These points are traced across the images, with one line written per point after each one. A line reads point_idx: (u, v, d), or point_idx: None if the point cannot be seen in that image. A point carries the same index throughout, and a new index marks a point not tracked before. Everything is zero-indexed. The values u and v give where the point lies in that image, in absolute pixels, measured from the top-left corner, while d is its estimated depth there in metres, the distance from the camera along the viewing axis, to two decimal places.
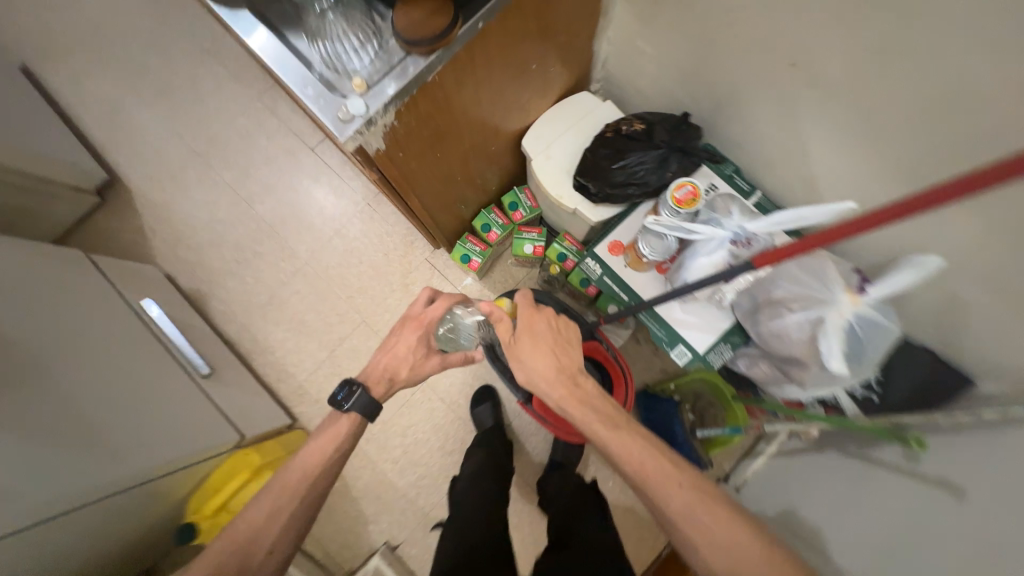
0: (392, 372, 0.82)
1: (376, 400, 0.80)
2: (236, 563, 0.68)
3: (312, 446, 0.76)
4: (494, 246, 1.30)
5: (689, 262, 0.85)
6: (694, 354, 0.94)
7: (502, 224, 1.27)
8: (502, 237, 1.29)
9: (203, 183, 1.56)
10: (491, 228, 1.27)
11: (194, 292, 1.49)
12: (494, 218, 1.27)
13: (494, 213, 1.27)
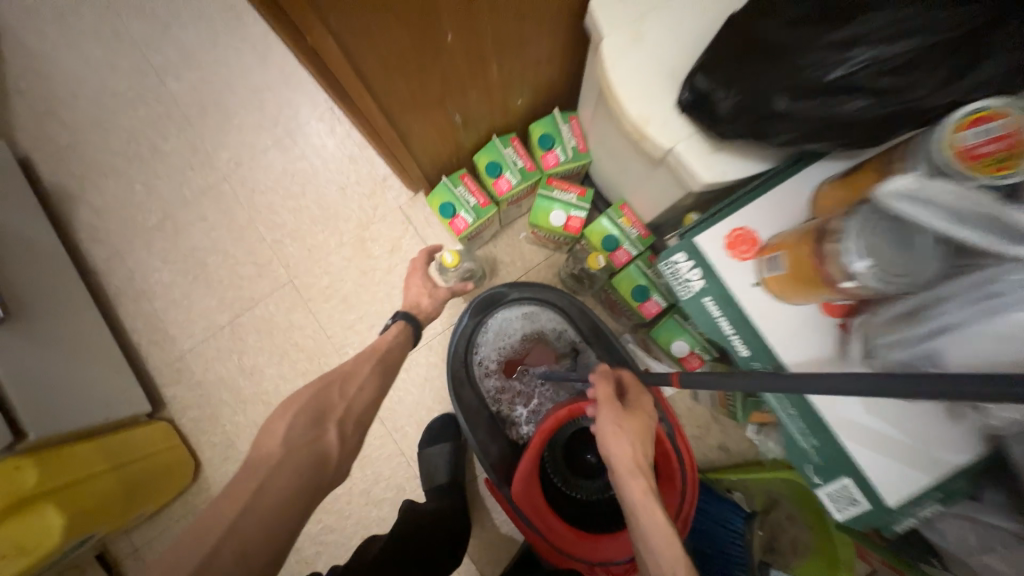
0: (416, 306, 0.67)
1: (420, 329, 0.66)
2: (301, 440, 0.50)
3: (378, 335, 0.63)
4: (502, 204, 0.79)
5: (962, 323, 0.38)
6: (870, 499, 0.49)
7: (522, 168, 0.75)
8: (518, 192, 0.77)
9: (101, 33, 1.06)
10: (502, 172, 0.75)
11: (55, 190, 1.01)
12: (511, 156, 0.75)
13: (512, 148, 0.76)
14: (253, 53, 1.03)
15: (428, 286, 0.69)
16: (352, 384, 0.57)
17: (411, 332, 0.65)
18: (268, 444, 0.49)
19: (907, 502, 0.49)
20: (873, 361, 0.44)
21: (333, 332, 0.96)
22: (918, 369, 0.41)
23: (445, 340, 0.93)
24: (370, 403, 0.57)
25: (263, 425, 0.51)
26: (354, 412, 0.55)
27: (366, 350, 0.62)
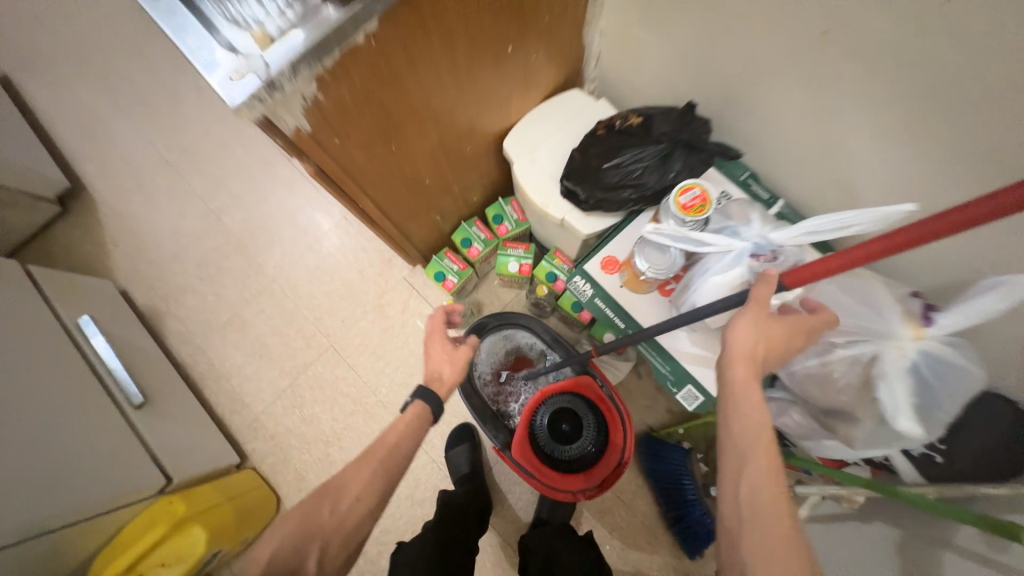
0: (438, 373, 0.78)
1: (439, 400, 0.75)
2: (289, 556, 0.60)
3: (390, 426, 0.71)
4: (476, 264, 1.15)
5: (699, 282, 0.69)
6: (707, 399, 0.77)
7: (484, 239, 1.12)
8: (485, 254, 1.14)
9: (173, 194, 1.47)
10: (472, 243, 1.12)
11: (149, 310, 1.36)
12: (476, 232, 1.12)
13: (476, 226, 1.13)
14: (285, 189, 1.44)
15: (446, 353, 0.80)
16: (347, 494, 0.65)
17: (428, 411, 0.74)
18: (261, 560, 0.60)
19: None
20: None
21: (369, 379, 1.28)
22: None
23: None
24: (362, 516, 0.64)
25: (264, 537, 0.62)
26: (340, 535, 0.63)
27: (370, 453, 0.69)
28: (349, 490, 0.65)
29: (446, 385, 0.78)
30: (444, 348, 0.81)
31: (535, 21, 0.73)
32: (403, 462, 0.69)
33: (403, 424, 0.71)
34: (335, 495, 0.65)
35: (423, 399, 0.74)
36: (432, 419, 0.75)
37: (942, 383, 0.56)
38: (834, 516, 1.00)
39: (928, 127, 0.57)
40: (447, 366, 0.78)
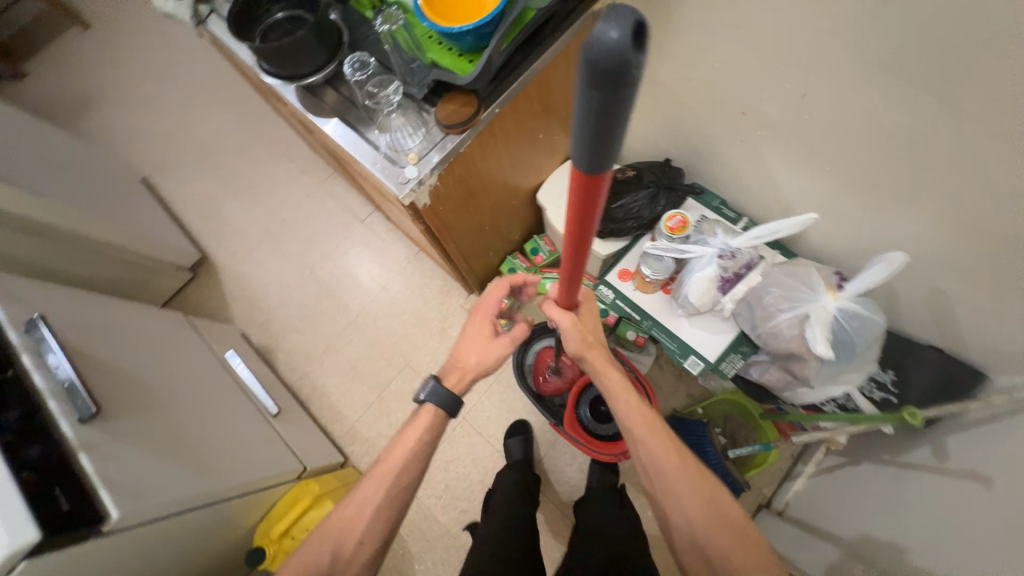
0: (462, 362, 0.86)
1: (453, 396, 0.84)
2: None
3: (389, 455, 0.83)
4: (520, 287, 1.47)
5: (688, 279, 0.99)
6: (707, 363, 1.02)
7: (525, 267, 1.45)
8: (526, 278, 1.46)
9: (275, 255, 1.86)
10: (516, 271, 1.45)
11: (264, 346, 1.72)
12: (518, 262, 1.46)
13: (518, 258, 1.47)
14: (362, 244, 1.82)
15: (475, 347, 0.87)
16: (351, 536, 0.79)
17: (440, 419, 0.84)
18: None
19: (724, 361, 1.02)
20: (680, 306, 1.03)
21: None
22: (683, 305, 1.02)
23: (507, 374, 1.55)
24: (369, 551, 0.78)
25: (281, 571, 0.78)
26: (352, 564, 0.78)
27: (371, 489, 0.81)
28: (353, 531, 0.79)
29: (466, 374, 0.86)
30: (482, 336, 0.88)
31: (558, 116, 1.07)
32: (401, 496, 0.82)
33: (409, 443, 0.83)
34: (338, 539, 0.79)
35: (437, 395, 0.83)
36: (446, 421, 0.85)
37: (852, 327, 0.86)
38: (834, 466, 1.23)
39: (823, 165, 0.87)
40: (473, 357, 0.86)
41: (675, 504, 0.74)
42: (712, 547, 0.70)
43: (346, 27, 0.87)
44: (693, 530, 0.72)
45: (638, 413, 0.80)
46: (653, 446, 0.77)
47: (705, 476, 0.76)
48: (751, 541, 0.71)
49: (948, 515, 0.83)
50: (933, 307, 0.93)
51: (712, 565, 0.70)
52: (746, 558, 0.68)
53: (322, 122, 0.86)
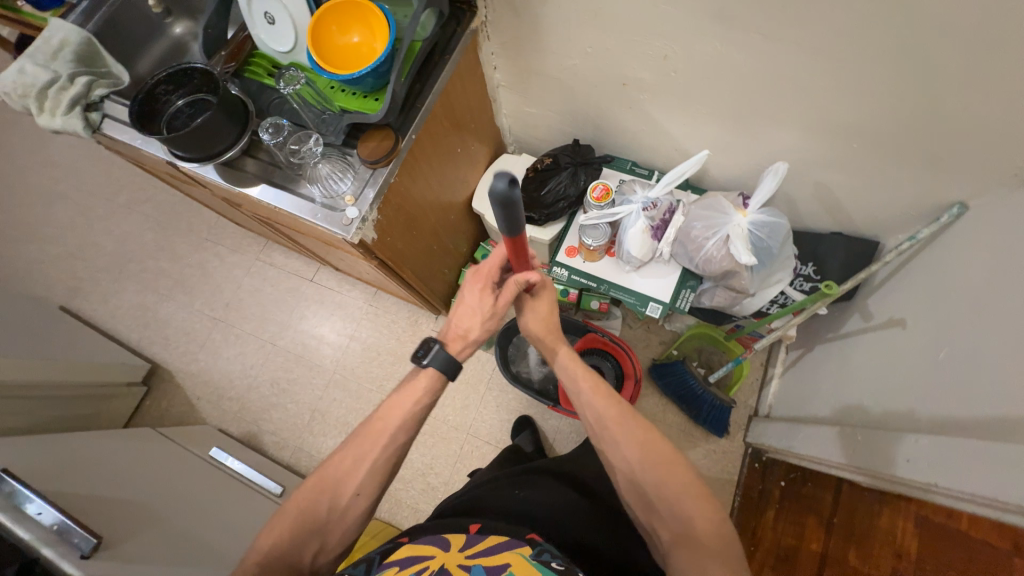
0: (464, 330, 0.82)
1: (454, 360, 0.81)
2: (302, 535, 0.72)
3: (390, 403, 0.80)
4: None
5: (625, 237, 1.10)
6: (665, 305, 1.14)
7: None
8: None
9: (229, 341, 1.80)
10: None
11: (246, 434, 1.66)
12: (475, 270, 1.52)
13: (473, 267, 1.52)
14: (318, 302, 1.80)
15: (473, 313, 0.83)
16: (347, 488, 0.75)
17: (437, 378, 0.81)
18: (259, 552, 0.71)
19: (679, 298, 1.14)
20: (627, 263, 1.13)
21: (437, 414, 1.58)
22: (629, 262, 1.13)
23: (497, 378, 1.60)
24: (362, 509, 0.75)
25: (264, 531, 0.72)
26: (342, 521, 0.74)
27: (369, 438, 0.78)
28: (347, 485, 0.75)
29: (463, 341, 0.82)
30: (480, 304, 0.82)
31: (469, 128, 1.16)
32: (402, 448, 0.79)
33: (407, 402, 0.79)
34: (333, 491, 0.75)
35: (433, 366, 0.81)
36: (444, 385, 0.82)
37: (764, 234, 1.01)
38: (797, 359, 1.39)
39: (701, 111, 1.01)
40: (473, 322, 0.82)
41: (616, 448, 0.77)
42: (647, 483, 0.73)
43: (249, 97, 0.90)
44: (630, 471, 0.75)
45: (583, 377, 0.84)
46: (596, 403, 0.81)
47: (642, 424, 0.78)
48: (687, 475, 0.73)
49: (897, 367, 0.99)
50: (823, 200, 1.10)
51: (648, 498, 0.72)
52: (676, 484, 0.71)
53: (250, 189, 0.89)
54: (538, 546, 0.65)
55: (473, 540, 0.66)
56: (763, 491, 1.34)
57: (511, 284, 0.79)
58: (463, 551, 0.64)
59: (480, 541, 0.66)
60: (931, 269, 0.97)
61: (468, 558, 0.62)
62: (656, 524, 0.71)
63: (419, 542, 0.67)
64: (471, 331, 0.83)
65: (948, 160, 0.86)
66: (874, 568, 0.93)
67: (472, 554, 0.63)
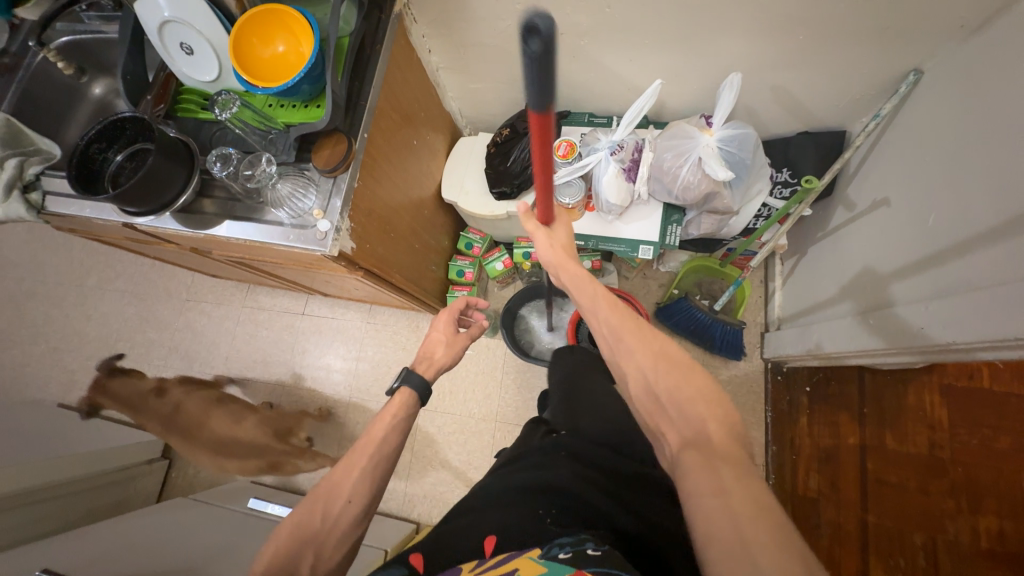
0: (430, 353, 0.93)
1: (428, 381, 0.88)
2: (300, 544, 0.69)
3: (376, 419, 0.80)
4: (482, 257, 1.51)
5: (601, 186, 1.08)
6: (655, 244, 1.13)
7: (480, 237, 1.47)
8: (486, 247, 1.49)
9: (238, 393, 1.77)
10: (473, 244, 1.48)
11: (280, 479, 1.65)
12: (472, 235, 1.48)
13: (471, 231, 1.48)
14: (316, 332, 1.77)
15: (437, 339, 0.96)
16: (338, 496, 0.72)
17: (418, 396, 0.86)
18: (258, 570, 0.66)
19: (667, 234, 1.13)
20: (612, 211, 1.12)
21: (462, 409, 1.58)
22: (610, 210, 1.11)
23: (511, 359, 1.60)
24: (354, 516, 0.72)
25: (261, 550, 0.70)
26: (336, 533, 0.71)
27: (362, 443, 0.78)
28: (340, 491, 0.73)
29: (433, 364, 0.92)
30: (444, 332, 0.96)
31: (419, 119, 1.13)
32: (391, 457, 0.78)
33: (386, 418, 0.81)
34: (326, 500, 0.72)
35: (410, 384, 0.85)
36: (417, 408, 0.86)
37: (735, 148, 1.00)
38: (793, 266, 1.41)
39: (644, 43, 0.99)
40: (440, 348, 0.94)
41: (627, 355, 0.68)
42: (658, 387, 0.64)
43: (188, 136, 0.87)
44: (641, 377, 0.66)
45: (601, 294, 0.74)
46: (608, 315, 0.72)
47: (662, 335, 0.68)
48: (702, 383, 0.63)
49: (889, 246, 1.00)
50: (784, 102, 1.09)
51: (658, 403, 0.64)
52: (689, 390, 0.62)
53: (215, 229, 0.86)
54: (548, 546, 0.60)
55: (484, 561, 0.62)
56: (792, 402, 1.36)
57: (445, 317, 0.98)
58: (473, 572, 0.59)
59: (492, 560, 0.61)
60: (902, 141, 0.98)
61: (476, 574, 0.58)
62: (666, 429, 0.62)
63: None
64: (436, 354, 0.94)
65: (896, 28, 0.85)
66: (914, 447, 0.98)
67: (482, 570, 0.59)
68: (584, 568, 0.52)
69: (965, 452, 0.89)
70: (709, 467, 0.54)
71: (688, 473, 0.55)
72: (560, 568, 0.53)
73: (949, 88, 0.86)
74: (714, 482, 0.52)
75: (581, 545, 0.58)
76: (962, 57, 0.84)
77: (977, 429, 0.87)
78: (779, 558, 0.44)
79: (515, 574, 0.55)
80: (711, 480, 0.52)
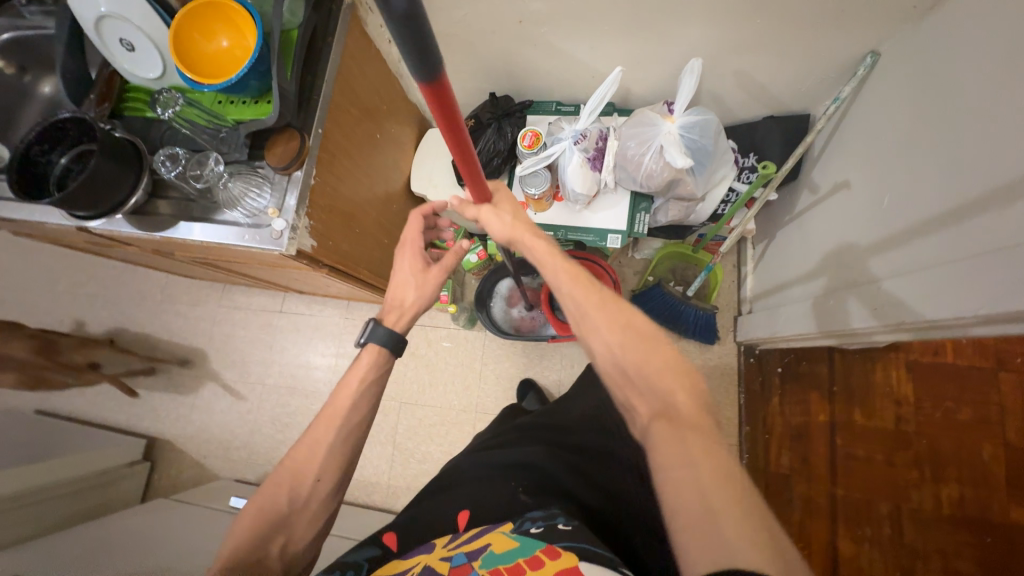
0: (399, 300, 0.86)
1: (396, 332, 0.83)
2: (270, 523, 0.70)
3: (342, 384, 0.79)
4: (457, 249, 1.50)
5: (566, 175, 1.07)
6: (623, 233, 1.13)
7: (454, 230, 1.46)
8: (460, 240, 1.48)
9: (218, 392, 1.76)
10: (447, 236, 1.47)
11: (263, 476, 1.66)
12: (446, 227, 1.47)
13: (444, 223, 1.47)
14: (294, 329, 1.76)
15: (403, 278, 0.88)
16: (306, 477, 0.73)
17: (388, 352, 0.82)
18: (224, 556, 0.66)
19: (635, 223, 1.13)
20: (579, 201, 1.11)
21: (442, 401, 1.59)
22: (577, 200, 1.11)
23: (490, 350, 1.60)
24: (325, 495, 0.73)
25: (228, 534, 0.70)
26: (305, 511, 0.72)
27: (324, 417, 0.76)
28: (308, 471, 0.73)
29: (405, 312, 0.86)
30: (412, 270, 0.88)
31: (381, 111, 1.10)
32: (358, 431, 0.78)
33: (353, 383, 0.79)
34: (292, 481, 0.72)
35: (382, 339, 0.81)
36: (389, 363, 0.84)
37: (696, 135, 1.00)
38: (764, 251, 1.42)
39: (604, 29, 0.98)
40: (410, 291, 0.87)
41: (594, 332, 0.67)
42: (625, 361, 0.64)
43: (136, 136, 0.85)
44: (609, 352, 0.66)
45: (560, 264, 0.73)
46: (571, 288, 0.70)
47: (627, 308, 0.68)
48: (672, 357, 0.63)
49: (849, 230, 1.01)
50: (747, 86, 1.08)
51: (629, 377, 0.64)
52: (657, 363, 0.62)
53: (170, 231, 0.85)
54: (519, 522, 0.66)
55: (456, 537, 0.67)
56: (764, 381, 1.39)
57: (405, 250, 0.90)
58: (447, 547, 0.65)
59: (464, 536, 0.67)
60: (862, 123, 0.98)
61: (450, 550, 0.63)
62: (636, 400, 0.63)
63: (407, 555, 0.67)
64: (405, 299, 0.87)
65: (848, 11, 0.85)
66: (880, 421, 1.05)
67: (455, 546, 0.64)
68: (556, 543, 0.57)
69: (929, 422, 0.99)
70: (676, 439, 0.55)
71: (658, 444, 0.57)
72: (529, 542, 0.59)
73: (904, 69, 0.86)
74: (684, 455, 0.54)
75: (551, 521, 0.64)
76: (915, 39, 0.84)
77: (942, 402, 0.99)
78: (742, 527, 0.46)
79: (490, 549, 0.60)
80: (680, 452, 0.54)
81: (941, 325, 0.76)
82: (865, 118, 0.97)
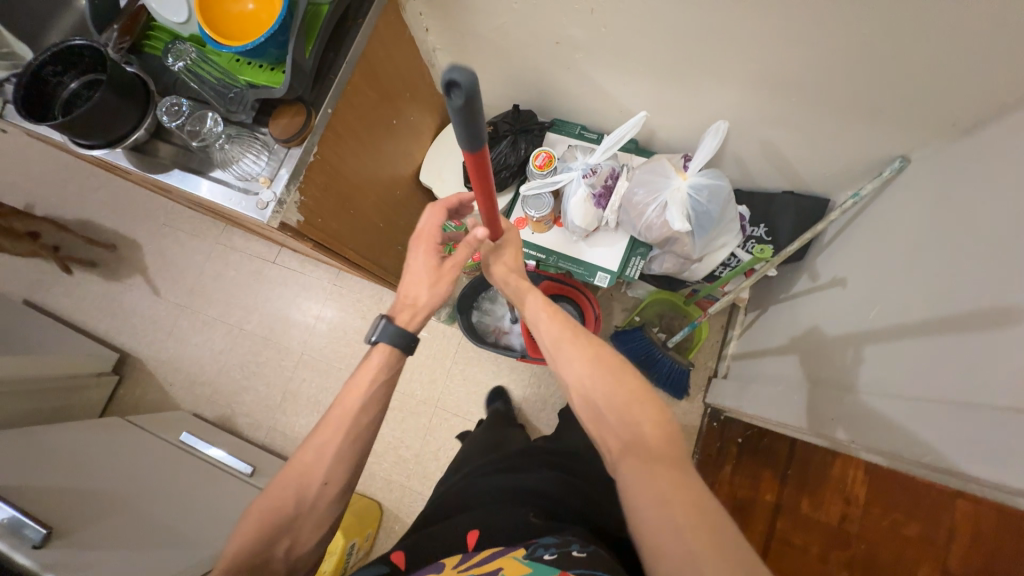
0: (412, 298, 0.82)
1: (407, 331, 0.80)
2: (279, 524, 0.69)
3: (353, 384, 0.76)
4: None
5: (568, 206, 1.06)
6: (613, 274, 1.12)
7: None
8: None
9: (197, 327, 1.79)
10: None
11: (220, 418, 1.69)
12: None
13: None
14: (282, 283, 1.78)
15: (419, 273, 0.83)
16: (314, 480, 0.71)
17: (398, 351, 0.80)
18: (232, 553, 0.67)
19: (628, 267, 1.12)
20: (575, 233, 1.10)
21: (406, 388, 1.60)
22: (574, 231, 1.10)
23: (464, 351, 1.61)
24: (330, 498, 0.72)
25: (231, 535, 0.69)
26: (313, 514, 0.71)
27: (333, 417, 0.73)
28: (314, 474, 0.71)
29: (417, 311, 0.82)
30: (426, 266, 0.82)
31: (402, 98, 1.09)
32: (365, 433, 0.75)
33: (364, 383, 0.76)
34: (300, 483, 0.71)
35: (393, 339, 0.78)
36: (400, 360, 0.81)
37: (704, 198, 0.98)
38: (754, 320, 1.40)
39: (639, 70, 0.96)
40: (423, 289, 0.82)
41: (567, 366, 0.71)
42: (597, 396, 0.67)
43: (149, 76, 0.85)
44: (580, 386, 0.69)
45: (542, 304, 0.79)
46: (550, 326, 0.76)
47: (597, 342, 0.72)
48: (638, 385, 0.66)
49: (835, 328, 0.98)
50: (772, 157, 1.05)
51: (599, 412, 0.66)
52: (623, 393, 0.65)
53: (164, 176, 0.86)
54: (531, 546, 0.61)
55: (466, 557, 0.63)
56: (721, 448, 1.39)
57: (421, 248, 0.83)
58: (455, 567, 0.61)
59: (476, 556, 0.62)
60: (875, 225, 0.95)
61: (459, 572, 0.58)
62: (606, 435, 0.65)
63: (414, 573, 0.65)
64: (418, 298, 0.82)
65: (886, 111, 0.82)
66: (825, 514, 0.97)
67: (465, 567, 0.60)
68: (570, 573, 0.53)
69: (871, 528, 0.85)
70: (649, 480, 0.56)
71: (632, 484, 0.57)
72: (543, 569, 0.54)
73: (928, 183, 0.83)
74: (657, 495, 0.54)
75: (565, 547, 0.60)
76: (946, 156, 0.81)
77: (892, 510, 0.81)
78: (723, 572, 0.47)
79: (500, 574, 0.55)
80: (654, 492, 0.54)
81: (891, 463, 0.74)
82: (880, 220, 0.93)
